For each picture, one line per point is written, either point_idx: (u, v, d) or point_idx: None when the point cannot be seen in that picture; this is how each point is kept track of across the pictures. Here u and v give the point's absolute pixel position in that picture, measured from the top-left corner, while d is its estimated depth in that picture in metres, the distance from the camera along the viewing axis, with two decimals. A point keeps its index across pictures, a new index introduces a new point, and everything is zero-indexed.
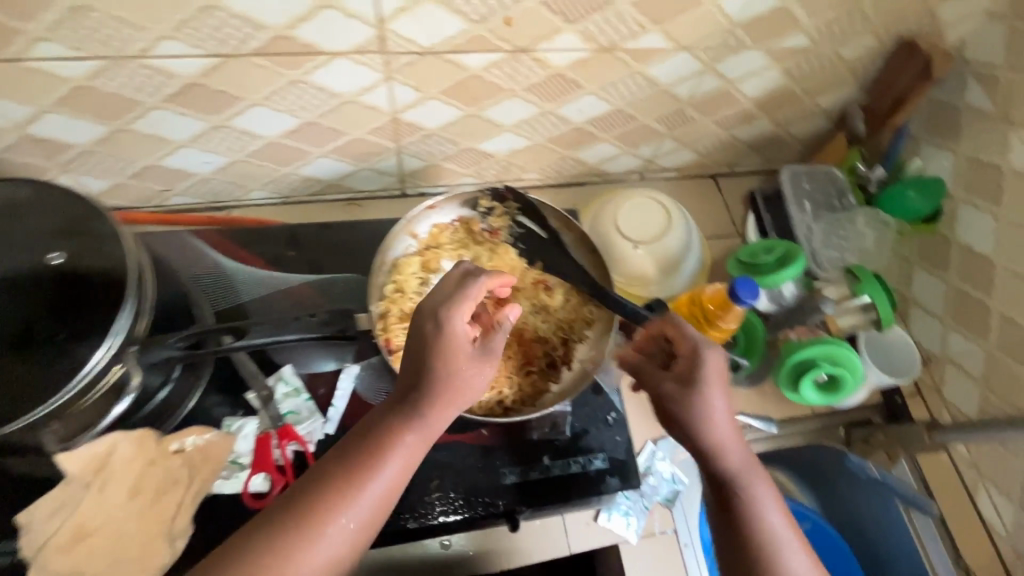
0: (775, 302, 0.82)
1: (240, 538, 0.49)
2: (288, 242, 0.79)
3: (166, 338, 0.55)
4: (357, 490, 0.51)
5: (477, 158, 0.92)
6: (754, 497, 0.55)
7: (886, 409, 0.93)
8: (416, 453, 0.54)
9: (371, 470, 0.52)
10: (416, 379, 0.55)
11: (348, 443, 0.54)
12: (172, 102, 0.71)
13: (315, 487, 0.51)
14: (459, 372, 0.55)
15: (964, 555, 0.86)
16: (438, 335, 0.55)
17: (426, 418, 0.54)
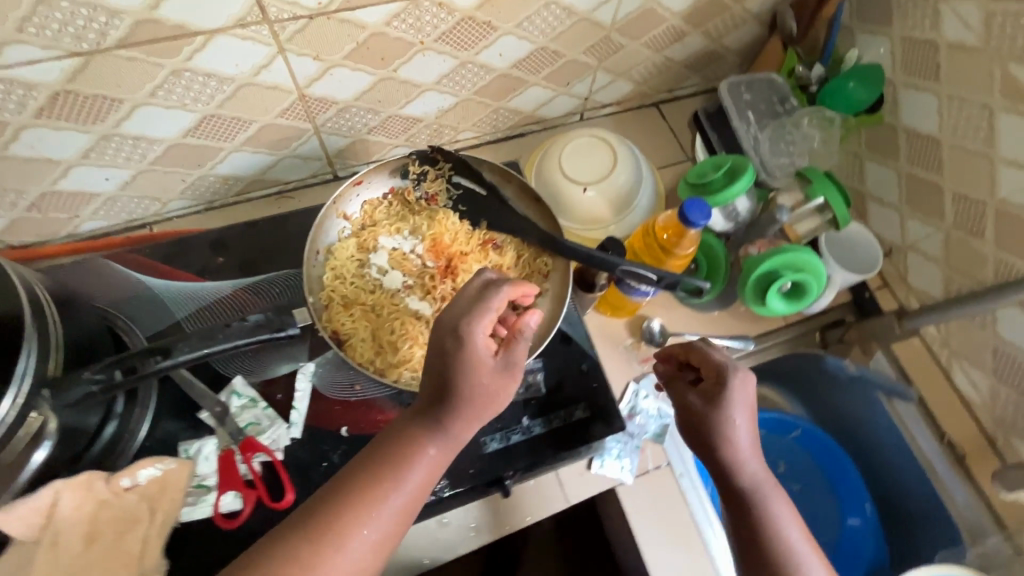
0: (731, 220, 0.79)
1: (252, 563, 0.46)
2: (214, 248, 0.74)
3: (81, 374, 0.50)
4: (378, 505, 0.49)
5: (404, 124, 0.87)
6: (740, 447, 0.60)
7: (857, 305, 0.95)
8: (435, 470, 0.52)
9: (393, 485, 0.50)
10: (439, 390, 0.53)
11: (372, 453, 0.52)
12: (44, 117, 0.63)
13: (336, 505, 0.48)
14: (478, 382, 0.52)
15: (950, 434, 0.87)
16: (461, 348, 0.52)
17: (449, 430, 0.52)
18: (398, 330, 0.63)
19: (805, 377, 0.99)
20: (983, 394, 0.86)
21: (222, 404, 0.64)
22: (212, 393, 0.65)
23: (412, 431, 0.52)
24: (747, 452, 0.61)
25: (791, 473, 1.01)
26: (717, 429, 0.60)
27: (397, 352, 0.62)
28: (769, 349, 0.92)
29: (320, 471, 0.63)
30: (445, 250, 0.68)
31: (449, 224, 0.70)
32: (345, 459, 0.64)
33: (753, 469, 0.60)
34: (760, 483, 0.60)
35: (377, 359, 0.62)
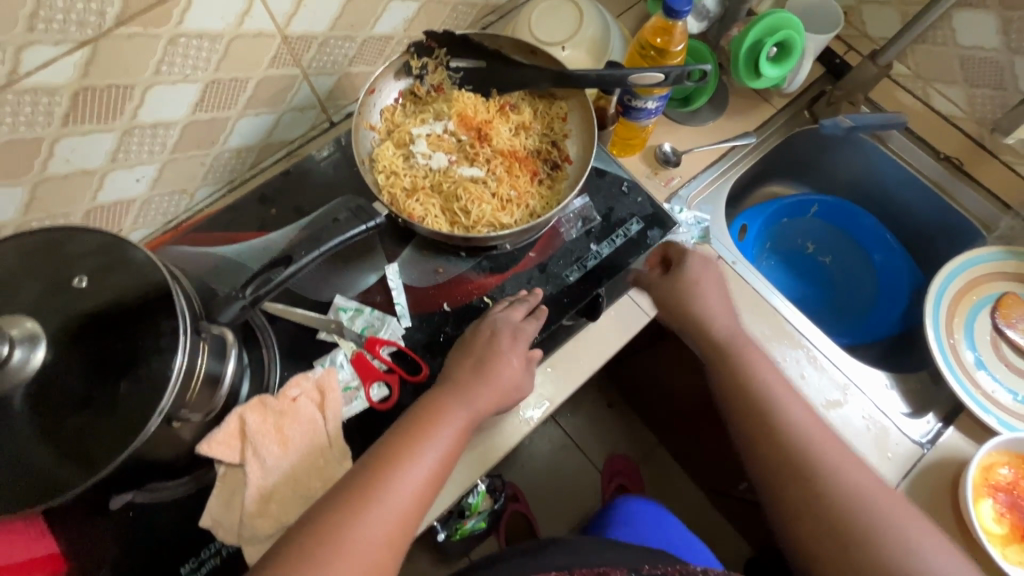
0: (703, 18, 0.86)
1: (312, 521, 0.52)
2: (263, 204, 0.80)
3: (231, 294, 0.58)
4: (413, 458, 0.56)
5: (380, 46, 0.91)
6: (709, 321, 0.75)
7: (831, 73, 1.01)
8: (459, 439, 0.60)
9: (426, 449, 0.57)
10: (474, 372, 0.63)
11: (400, 428, 0.59)
12: (71, 123, 0.66)
13: (374, 468, 0.55)
14: (506, 363, 0.64)
15: (942, 150, 0.98)
16: (515, 346, 0.65)
17: (474, 400, 0.61)
18: (465, 196, 0.70)
19: (804, 159, 1.08)
20: (962, 104, 0.96)
21: (335, 320, 0.71)
22: (321, 315, 0.72)
23: (441, 403, 0.61)
24: (718, 320, 0.75)
25: (821, 248, 1.11)
26: (694, 317, 0.75)
27: (470, 214, 0.70)
28: (770, 139, 0.99)
29: (442, 341, 0.71)
30: (472, 121, 0.74)
31: (466, 99, 0.75)
32: (459, 326, 0.72)
33: (723, 336, 0.74)
34: (732, 342, 0.74)
35: (455, 226, 0.71)
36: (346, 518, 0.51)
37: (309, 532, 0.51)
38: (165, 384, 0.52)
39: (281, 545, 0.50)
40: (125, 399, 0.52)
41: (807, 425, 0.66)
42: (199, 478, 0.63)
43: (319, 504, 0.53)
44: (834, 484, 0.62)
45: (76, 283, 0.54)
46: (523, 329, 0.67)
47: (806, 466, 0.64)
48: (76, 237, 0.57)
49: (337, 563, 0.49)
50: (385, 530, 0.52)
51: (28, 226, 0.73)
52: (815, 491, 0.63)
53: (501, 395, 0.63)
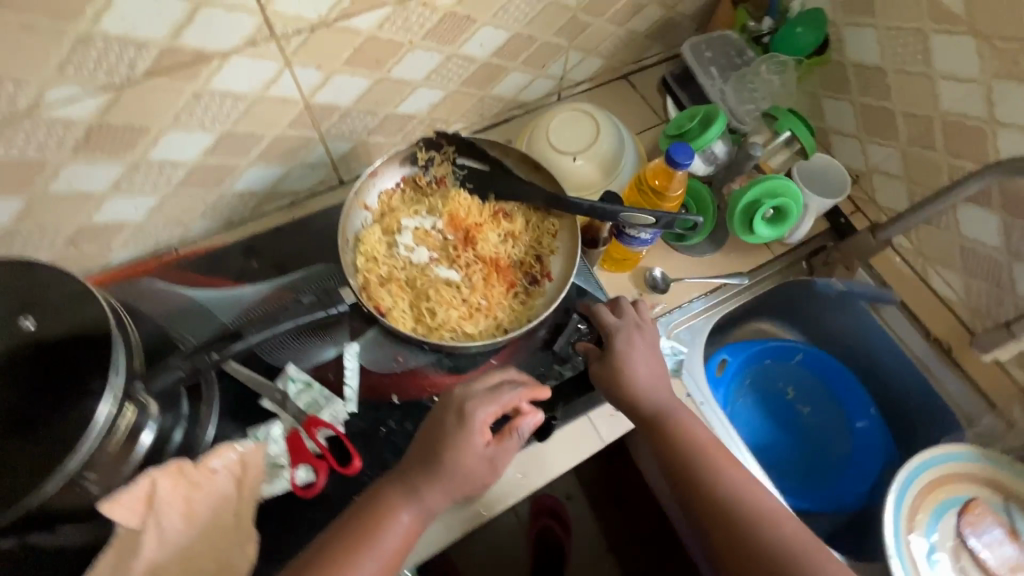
0: (711, 164, 0.88)
1: None
2: (247, 255, 0.81)
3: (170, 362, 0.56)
4: (354, 559, 0.57)
5: (401, 122, 0.94)
6: (643, 394, 0.72)
7: (834, 231, 1.02)
8: (406, 534, 0.60)
9: (374, 544, 0.58)
10: (422, 463, 0.62)
11: (351, 519, 0.60)
12: (81, 152, 0.69)
13: (317, 571, 0.56)
14: (460, 450, 0.61)
15: (931, 329, 0.97)
16: (462, 427, 0.61)
17: (422, 495, 0.61)
18: (434, 298, 0.71)
19: (797, 305, 1.07)
20: (959, 291, 0.95)
21: (281, 390, 0.70)
22: (270, 381, 0.71)
23: (388, 497, 0.61)
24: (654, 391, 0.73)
25: (801, 396, 1.09)
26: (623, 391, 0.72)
27: (436, 317, 0.70)
28: (765, 281, 1.00)
29: (381, 436, 0.70)
30: (462, 223, 0.76)
31: (462, 200, 0.77)
32: (403, 423, 0.71)
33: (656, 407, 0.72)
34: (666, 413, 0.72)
35: (419, 324, 0.71)
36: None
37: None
38: (77, 438, 0.50)
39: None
40: (33, 451, 0.50)
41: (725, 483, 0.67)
42: (98, 529, 0.61)
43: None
44: (767, 529, 0.64)
45: (23, 323, 0.54)
46: (475, 405, 0.63)
47: (737, 527, 0.64)
48: (40, 270, 0.58)
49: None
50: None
51: (17, 234, 0.75)
52: (738, 538, 0.64)
53: (452, 488, 0.61)
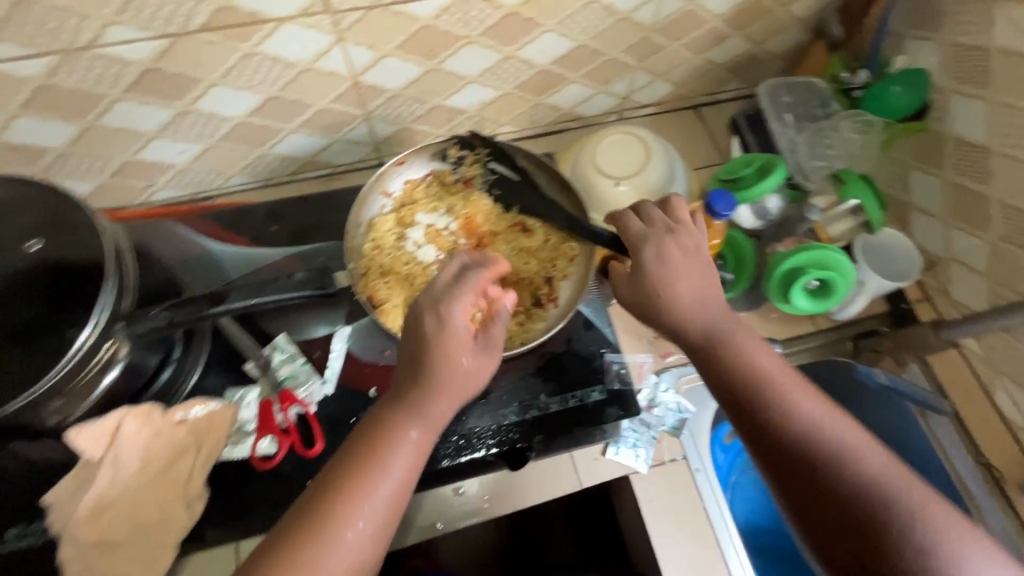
0: (762, 219, 0.80)
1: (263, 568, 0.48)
2: (270, 218, 0.82)
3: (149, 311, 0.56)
4: (367, 488, 0.51)
5: (449, 115, 0.93)
6: (742, 360, 0.58)
7: (892, 315, 0.91)
8: (419, 453, 0.54)
9: (384, 467, 0.52)
10: (414, 378, 0.55)
11: (349, 446, 0.54)
12: (133, 91, 0.71)
13: (324, 506, 0.50)
14: (454, 354, 0.55)
15: (984, 450, 0.84)
16: (441, 329, 0.54)
17: (428, 411, 0.54)
18: None
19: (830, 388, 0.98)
20: None
21: (266, 357, 0.70)
22: (257, 346, 0.71)
23: (384, 416, 0.54)
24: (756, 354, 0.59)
25: None
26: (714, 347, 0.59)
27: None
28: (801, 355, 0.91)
29: (350, 425, 0.68)
30: (478, 232, 0.75)
31: (482, 206, 0.76)
32: (374, 417, 0.69)
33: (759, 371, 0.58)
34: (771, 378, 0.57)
35: None
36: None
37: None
38: (51, 364, 0.52)
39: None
40: (9, 367, 0.52)
41: (861, 463, 0.53)
42: (64, 452, 0.62)
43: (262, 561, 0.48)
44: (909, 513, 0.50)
45: (32, 244, 0.57)
46: (455, 303, 0.55)
47: (871, 511, 0.51)
48: (60, 196, 0.60)
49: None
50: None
51: (69, 158, 0.79)
52: (879, 524, 0.50)
53: (458, 393, 0.55)
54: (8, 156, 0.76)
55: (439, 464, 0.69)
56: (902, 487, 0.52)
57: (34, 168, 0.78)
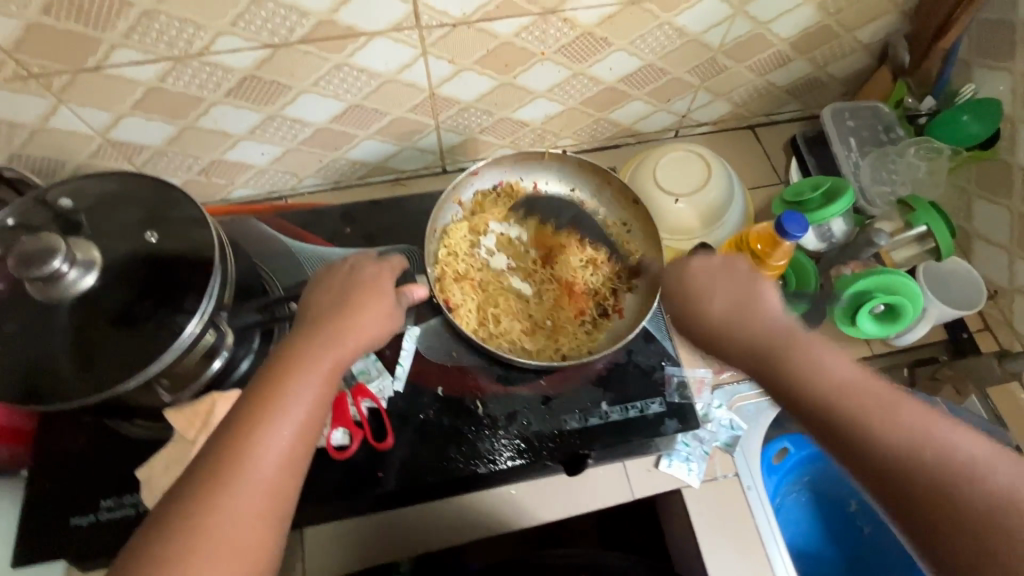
0: (825, 240, 0.81)
1: (164, 518, 0.46)
2: (344, 220, 0.86)
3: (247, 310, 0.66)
4: (269, 421, 0.50)
5: (514, 127, 0.96)
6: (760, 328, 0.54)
7: (952, 344, 0.90)
8: (326, 390, 0.54)
9: (284, 402, 0.51)
10: (329, 316, 0.57)
11: (255, 386, 0.52)
12: (231, 96, 0.76)
13: (229, 444, 0.49)
14: (313, 300, 0.60)
15: None
16: (354, 279, 0.61)
17: (332, 345, 0.55)
18: (503, 307, 0.75)
19: None
20: None
21: None
22: None
23: (297, 354, 0.54)
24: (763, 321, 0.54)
25: (864, 513, 0.99)
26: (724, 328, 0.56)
27: (499, 326, 0.74)
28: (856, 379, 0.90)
29: (417, 422, 0.72)
30: (548, 243, 0.79)
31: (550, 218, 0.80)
32: (440, 415, 0.72)
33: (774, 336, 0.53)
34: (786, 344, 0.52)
35: (480, 328, 0.74)
36: (210, 495, 0.47)
37: (170, 517, 0.46)
38: (163, 346, 0.57)
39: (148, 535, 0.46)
40: (127, 348, 0.57)
41: (903, 420, 0.46)
42: (157, 430, 0.68)
43: (174, 487, 0.48)
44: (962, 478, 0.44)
45: (148, 237, 0.62)
46: (339, 268, 0.63)
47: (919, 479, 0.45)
48: (169, 192, 0.65)
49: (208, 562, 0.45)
50: (256, 505, 0.48)
51: (163, 156, 0.84)
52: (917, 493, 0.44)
53: (360, 336, 0.57)
54: (111, 151, 0.81)
55: (501, 465, 0.70)
56: (945, 447, 0.45)
57: (131, 163, 0.84)
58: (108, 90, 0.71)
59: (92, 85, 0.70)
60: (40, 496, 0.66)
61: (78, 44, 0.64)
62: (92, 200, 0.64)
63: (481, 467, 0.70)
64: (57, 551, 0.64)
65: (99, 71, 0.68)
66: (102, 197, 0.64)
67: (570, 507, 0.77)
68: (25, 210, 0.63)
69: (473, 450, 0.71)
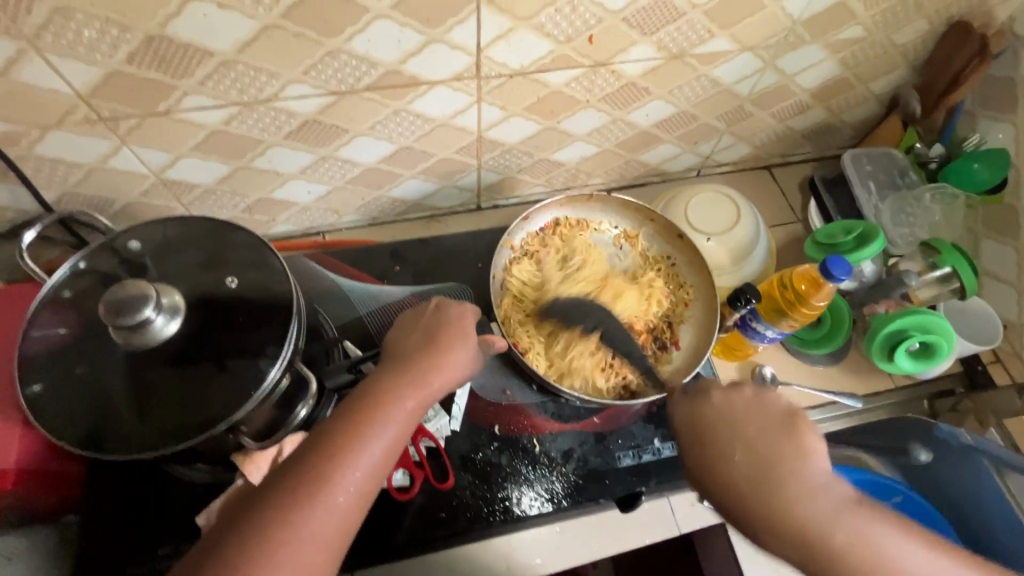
0: (857, 280, 0.90)
1: (237, 527, 0.46)
2: (392, 257, 0.88)
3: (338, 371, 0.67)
4: (355, 448, 0.50)
5: (550, 167, 0.99)
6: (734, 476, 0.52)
7: (968, 376, 0.95)
8: (409, 425, 0.54)
9: (371, 432, 0.51)
10: (421, 352, 0.59)
11: (345, 410, 0.53)
12: (290, 138, 0.78)
13: (313, 464, 0.49)
14: (403, 337, 0.62)
15: None
16: (440, 318, 0.64)
17: (422, 381, 0.56)
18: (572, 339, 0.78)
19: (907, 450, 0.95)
20: None
21: None
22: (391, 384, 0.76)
23: (388, 385, 0.55)
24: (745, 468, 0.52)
25: None
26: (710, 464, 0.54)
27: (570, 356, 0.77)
28: (883, 410, 0.93)
29: (476, 461, 0.74)
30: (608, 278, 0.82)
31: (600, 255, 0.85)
32: (499, 453, 0.74)
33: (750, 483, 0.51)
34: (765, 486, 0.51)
35: (551, 366, 0.77)
36: (284, 511, 0.46)
37: (239, 533, 0.46)
38: (247, 392, 0.58)
39: (204, 557, 0.45)
40: (206, 395, 0.58)
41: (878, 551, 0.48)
42: (218, 474, 0.68)
43: (249, 499, 0.48)
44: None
45: (227, 282, 0.63)
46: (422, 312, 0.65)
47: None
48: (239, 235, 0.66)
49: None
50: (328, 532, 0.47)
51: (211, 194, 0.85)
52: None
53: (447, 377, 0.59)
54: (161, 190, 0.81)
55: (562, 502, 0.72)
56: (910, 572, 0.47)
57: (179, 201, 0.84)
58: (171, 132, 0.72)
59: (157, 128, 0.71)
60: (96, 541, 0.66)
61: (153, 90, 0.66)
62: (159, 244, 0.64)
63: (543, 505, 0.72)
64: None
65: (168, 115, 0.69)
66: (169, 241, 0.65)
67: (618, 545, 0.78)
68: (94, 254, 0.63)
69: (533, 488, 0.73)
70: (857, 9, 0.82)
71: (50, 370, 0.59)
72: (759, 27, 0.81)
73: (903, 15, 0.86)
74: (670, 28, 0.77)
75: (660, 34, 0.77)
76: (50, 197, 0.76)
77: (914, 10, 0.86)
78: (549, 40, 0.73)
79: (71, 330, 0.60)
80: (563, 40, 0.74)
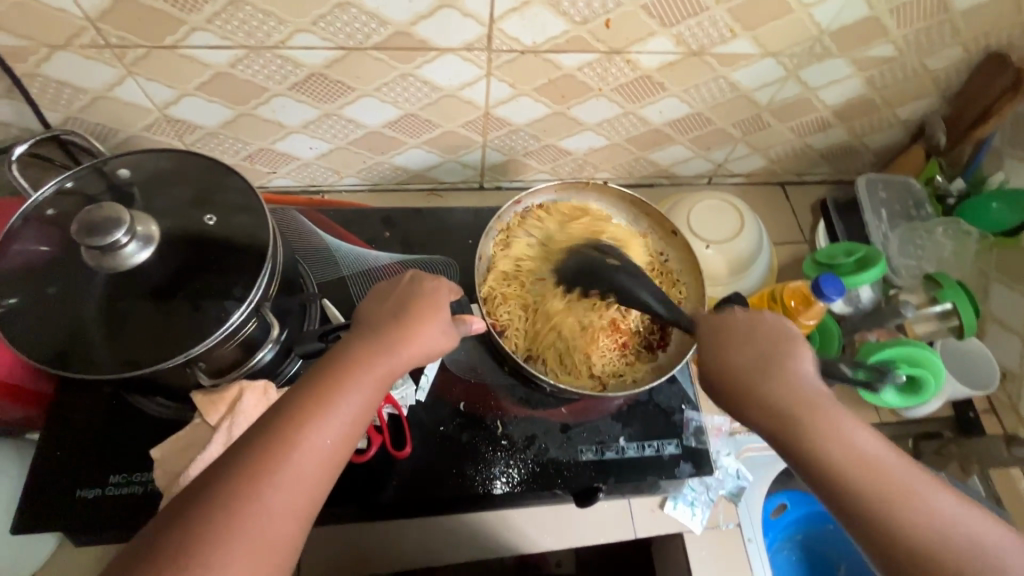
0: (851, 304, 0.88)
1: (201, 495, 0.45)
2: (383, 223, 0.88)
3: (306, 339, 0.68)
4: (321, 415, 0.49)
5: (557, 154, 0.98)
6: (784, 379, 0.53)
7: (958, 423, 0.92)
8: (378, 395, 0.53)
9: (338, 401, 0.50)
10: (393, 321, 0.58)
11: (311, 377, 0.52)
12: (294, 89, 0.77)
13: (279, 432, 0.48)
14: (372, 306, 0.61)
15: None
16: (412, 289, 0.62)
17: (394, 351, 0.55)
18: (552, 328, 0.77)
19: None
20: None
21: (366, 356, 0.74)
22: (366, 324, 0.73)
23: (355, 354, 0.54)
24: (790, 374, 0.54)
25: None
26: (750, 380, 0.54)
27: (544, 341, 0.76)
28: None
29: (437, 434, 0.73)
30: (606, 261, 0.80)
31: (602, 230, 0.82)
32: (460, 430, 0.74)
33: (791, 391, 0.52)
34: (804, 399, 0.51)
35: (525, 348, 0.77)
36: (251, 478, 0.46)
37: (197, 503, 0.44)
38: (209, 330, 0.58)
39: (162, 530, 0.43)
40: (167, 329, 0.58)
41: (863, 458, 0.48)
42: (180, 411, 0.69)
43: (213, 465, 0.47)
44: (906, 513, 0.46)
45: (205, 220, 0.62)
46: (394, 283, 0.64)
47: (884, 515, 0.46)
48: (228, 177, 0.66)
49: (240, 550, 0.43)
50: (296, 500, 0.47)
51: (213, 138, 0.85)
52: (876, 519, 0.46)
53: (418, 349, 0.58)
54: (164, 127, 0.82)
55: (517, 488, 0.71)
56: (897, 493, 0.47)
57: (180, 140, 0.84)
58: (177, 68, 0.72)
59: (163, 61, 0.71)
60: (49, 461, 0.67)
61: (160, 22, 0.66)
62: (148, 175, 0.64)
63: (498, 488, 0.71)
64: (61, 519, 0.64)
65: (174, 49, 0.69)
66: (158, 173, 0.65)
67: (568, 538, 0.77)
68: (82, 176, 0.64)
69: (490, 470, 0.72)
70: (890, 24, 0.80)
71: (24, 284, 0.59)
72: (785, 32, 0.78)
73: (938, 38, 0.83)
74: (691, 23, 0.75)
75: (680, 27, 0.75)
76: (55, 119, 0.77)
77: (950, 34, 0.83)
78: (564, 19, 0.71)
79: (50, 248, 0.60)
80: (579, 21, 0.72)
